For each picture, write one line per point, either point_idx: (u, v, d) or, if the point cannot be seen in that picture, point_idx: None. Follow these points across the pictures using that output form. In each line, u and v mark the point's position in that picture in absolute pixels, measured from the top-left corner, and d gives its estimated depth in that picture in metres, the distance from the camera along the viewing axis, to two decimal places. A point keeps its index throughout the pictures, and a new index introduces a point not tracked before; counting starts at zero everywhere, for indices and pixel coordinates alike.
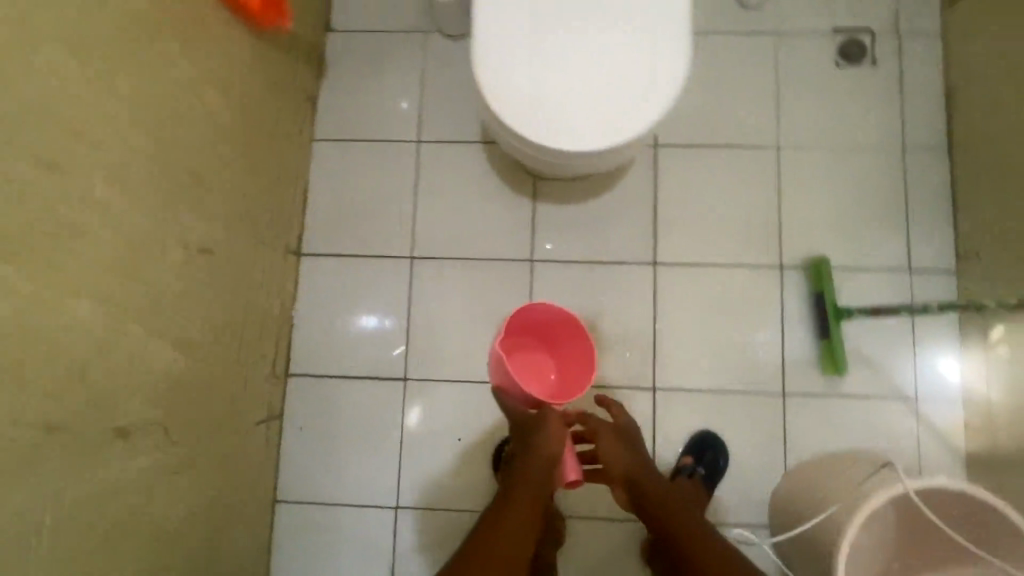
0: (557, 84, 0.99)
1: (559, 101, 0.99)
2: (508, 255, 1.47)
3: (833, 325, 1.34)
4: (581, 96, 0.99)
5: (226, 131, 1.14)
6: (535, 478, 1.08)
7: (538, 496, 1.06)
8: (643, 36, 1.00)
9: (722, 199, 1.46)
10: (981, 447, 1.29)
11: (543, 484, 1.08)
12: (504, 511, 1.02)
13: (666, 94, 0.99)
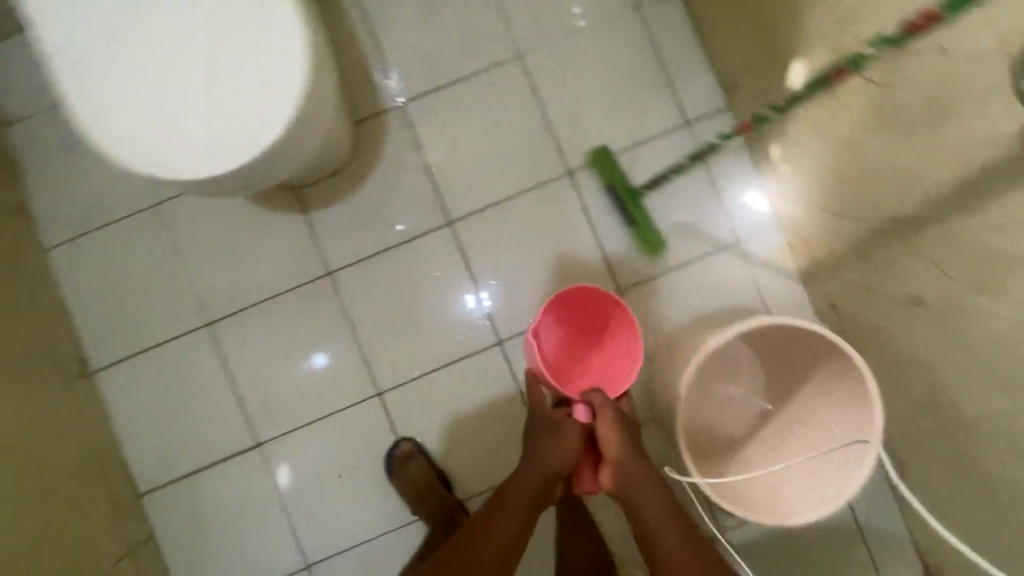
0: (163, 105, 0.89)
1: (172, 126, 0.89)
2: (305, 274, 1.36)
3: (632, 209, 1.32)
4: (196, 114, 0.88)
5: None
6: (528, 488, 1.07)
7: (526, 500, 1.05)
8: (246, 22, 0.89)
9: (486, 131, 1.38)
10: (806, 261, 1.31)
11: (536, 492, 1.06)
12: (487, 520, 1.00)
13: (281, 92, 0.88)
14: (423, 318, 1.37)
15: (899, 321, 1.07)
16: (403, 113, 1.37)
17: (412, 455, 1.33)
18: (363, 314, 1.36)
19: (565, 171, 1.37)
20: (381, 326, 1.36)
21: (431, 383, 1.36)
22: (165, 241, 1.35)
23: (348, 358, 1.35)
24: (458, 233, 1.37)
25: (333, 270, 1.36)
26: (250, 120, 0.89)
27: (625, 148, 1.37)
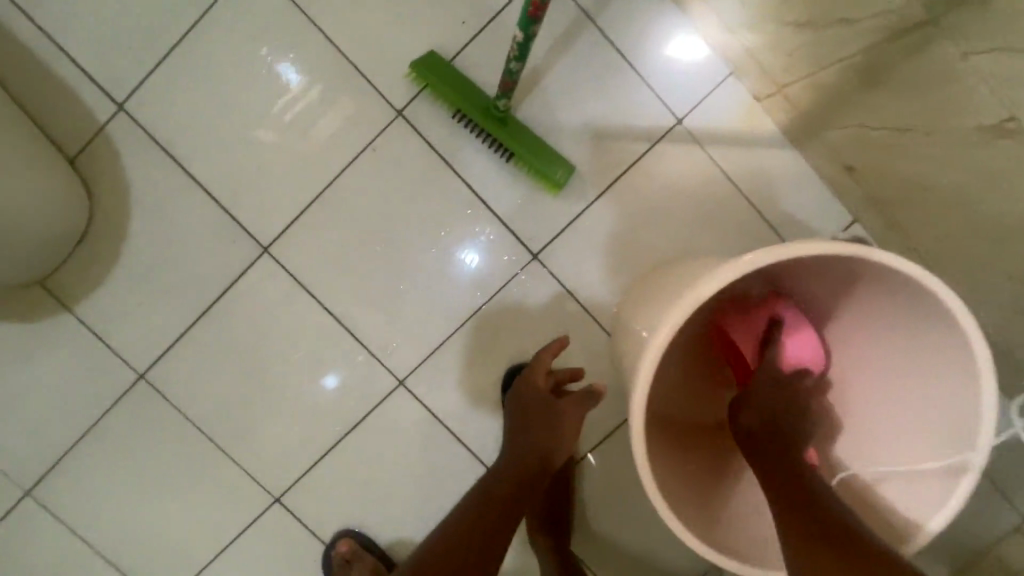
0: None
1: None
2: (116, 388, 0.97)
3: (502, 134, 0.85)
4: None
5: None
6: (489, 495, 0.74)
7: (492, 512, 0.72)
8: None
9: (258, 99, 0.91)
10: (788, 111, 0.83)
11: (500, 495, 0.74)
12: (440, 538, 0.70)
13: None
14: (289, 386, 0.98)
15: (962, 165, 0.61)
16: (132, 119, 0.91)
17: (356, 556, 0.96)
18: (211, 410, 0.98)
19: (395, 113, 0.91)
20: (240, 417, 0.98)
21: (334, 464, 0.99)
22: None
23: (217, 469, 0.99)
24: (283, 258, 0.94)
25: (145, 369, 0.97)
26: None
27: (464, 45, 0.89)
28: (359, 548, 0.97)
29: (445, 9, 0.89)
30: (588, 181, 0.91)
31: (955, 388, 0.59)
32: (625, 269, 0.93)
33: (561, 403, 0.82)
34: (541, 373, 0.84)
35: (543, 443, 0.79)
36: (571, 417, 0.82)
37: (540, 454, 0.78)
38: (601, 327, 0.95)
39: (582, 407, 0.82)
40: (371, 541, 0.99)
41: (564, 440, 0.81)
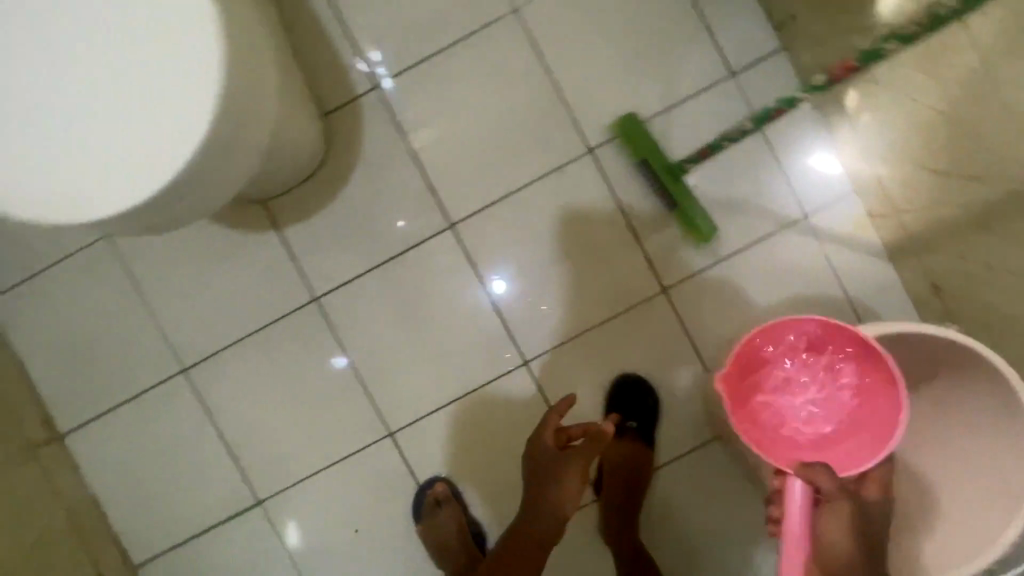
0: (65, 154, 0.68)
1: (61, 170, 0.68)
2: (290, 304, 1.15)
3: (674, 189, 1.06)
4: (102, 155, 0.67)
5: None
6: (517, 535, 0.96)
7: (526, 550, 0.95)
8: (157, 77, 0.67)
9: (479, 107, 1.12)
10: (897, 232, 1.05)
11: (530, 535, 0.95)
12: (509, 543, 0.96)
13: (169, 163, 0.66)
14: (431, 342, 1.16)
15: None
16: (381, 97, 1.12)
17: (445, 500, 1.11)
18: (361, 344, 1.15)
19: (586, 149, 1.11)
20: (383, 356, 1.16)
21: (448, 417, 1.15)
22: (125, 277, 1.15)
23: (350, 394, 1.16)
24: (462, 237, 1.14)
25: (320, 295, 1.15)
26: (143, 132, 0.67)
27: (658, 112, 1.10)
28: (450, 494, 1.13)
29: (652, 78, 1.09)
30: (724, 243, 1.11)
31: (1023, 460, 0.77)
32: (733, 321, 1.12)
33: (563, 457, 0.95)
34: (549, 434, 0.97)
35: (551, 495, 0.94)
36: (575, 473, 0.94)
37: (551, 504, 0.94)
38: (701, 363, 1.13)
39: (592, 454, 0.95)
40: (458, 492, 1.14)
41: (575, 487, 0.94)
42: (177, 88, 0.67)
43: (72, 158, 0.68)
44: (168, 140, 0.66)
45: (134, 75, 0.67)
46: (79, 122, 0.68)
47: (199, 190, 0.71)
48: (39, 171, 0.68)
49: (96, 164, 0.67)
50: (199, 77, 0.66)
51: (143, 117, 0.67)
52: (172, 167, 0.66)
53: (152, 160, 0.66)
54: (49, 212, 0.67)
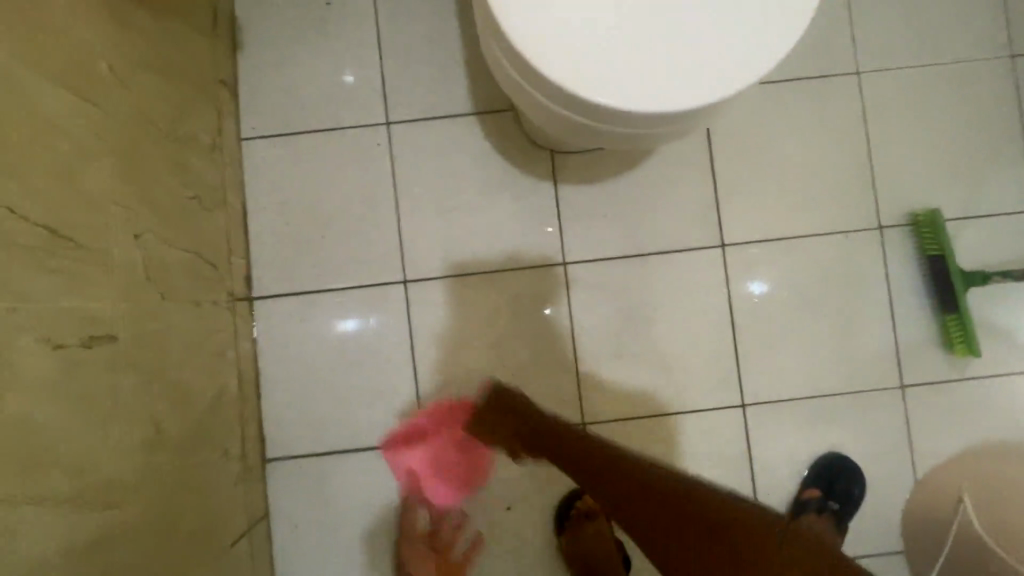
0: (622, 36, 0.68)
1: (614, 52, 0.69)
2: (536, 259, 1.11)
3: (959, 296, 1.05)
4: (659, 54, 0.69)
5: (110, 168, 0.74)
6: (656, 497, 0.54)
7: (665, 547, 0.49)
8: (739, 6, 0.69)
9: (791, 146, 1.12)
10: None
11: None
12: None
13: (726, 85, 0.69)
14: (658, 350, 1.11)
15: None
16: None
17: (594, 514, 1.04)
18: (589, 323, 1.11)
19: (876, 226, 1.11)
20: (606, 345, 1.11)
21: (647, 428, 1.10)
22: (386, 170, 1.11)
23: (558, 370, 1.11)
24: (728, 261, 1.11)
25: (570, 262, 1.11)
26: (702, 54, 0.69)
27: (957, 219, 1.11)
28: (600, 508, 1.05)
29: (958, 187, 1.11)
30: (976, 363, 1.10)
31: None
32: (958, 441, 1.09)
33: (407, 544, 1.07)
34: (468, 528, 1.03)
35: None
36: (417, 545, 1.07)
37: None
38: (913, 472, 1.10)
39: None
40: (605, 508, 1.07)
41: None
42: (752, 29, 0.69)
43: (623, 40, 0.68)
44: (723, 72, 0.69)
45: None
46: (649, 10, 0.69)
47: (679, 129, 0.74)
48: (593, 35, 0.68)
49: (640, 60, 0.68)
50: (774, 32, 0.69)
51: (701, 38, 0.69)
52: (714, 99, 0.69)
53: (701, 83, 0.69)
54: (578, 81, 0.68)
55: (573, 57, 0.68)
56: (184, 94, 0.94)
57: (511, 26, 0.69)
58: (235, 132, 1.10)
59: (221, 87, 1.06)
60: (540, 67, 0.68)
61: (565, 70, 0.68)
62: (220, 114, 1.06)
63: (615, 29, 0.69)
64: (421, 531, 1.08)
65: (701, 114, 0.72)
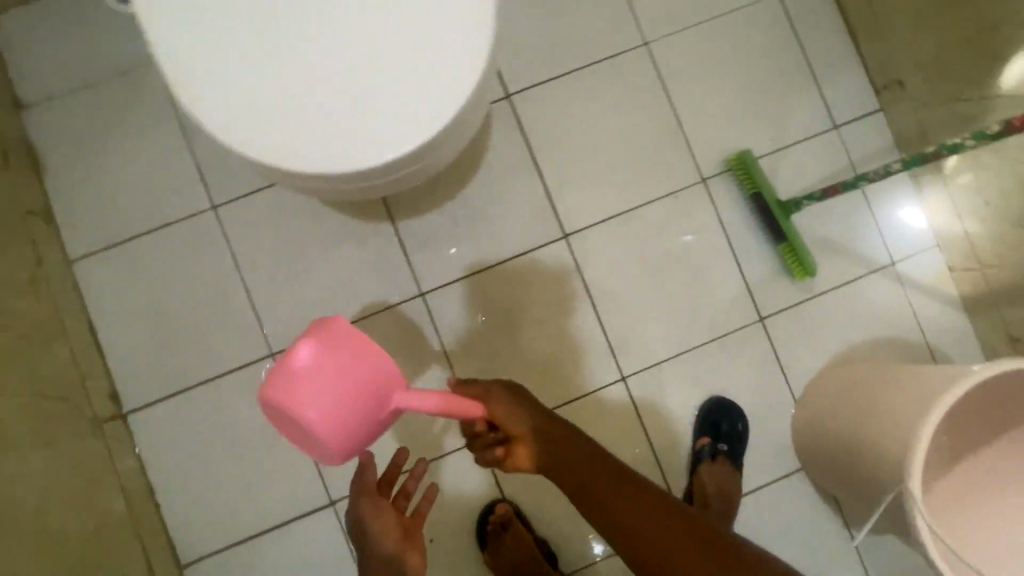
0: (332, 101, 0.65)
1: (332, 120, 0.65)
2: (395, 297, 1.13)
3: (784, 225, 1.13)
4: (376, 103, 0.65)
5: None
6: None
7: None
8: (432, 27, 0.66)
9: (603, 128, 1.18)
10: (979, 285, 1.14)
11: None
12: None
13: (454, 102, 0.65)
14: (532, 349, 1.15)
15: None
16: (511, 107, 1.16)
17: (509, 522, 1.08)
18: (462, 343, 1.14)
19: (700, 178, 1.17)
20: (485, 360, 1.15)
21: None
22: (224, 252, 1.11)
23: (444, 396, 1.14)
24: (573, 249, 1.17)
25: (427, 291, 1.14)
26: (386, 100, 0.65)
27: (767, 154, 1.18)
28: (513, 514, 1.09)
29: (761, 124, 1.19)
30: (818, 281, 1.18)
31: None
32: (822, 355, 1.18)
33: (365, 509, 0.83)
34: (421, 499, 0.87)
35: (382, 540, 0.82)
36: (371, 489, 0.84)
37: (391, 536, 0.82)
38: (790, 394, 1.18)
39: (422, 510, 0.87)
40: (519, 511, 1.11)
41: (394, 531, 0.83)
42: (433, 65, 0.66)
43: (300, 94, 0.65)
44: (408, 117, 0.65)
45: (388, 36, 0.66)
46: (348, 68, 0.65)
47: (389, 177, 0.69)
48: (305, 114, 0.65)
49: (362, 116, 0.65)
50: (456, 66, 0.66)
51: (383, 84, 0.65)
52: (402, 150, 0.65)
53: (391, 131, 0.65)
54: (256, 144, 0.65)
55: (244, 117, 0.65)
56: None
57: (217, 128, 0.65)
58: (59, 256, 1.08)
59: (29, 216, 1.04)
60: (269, 163, 0.65)
61: (293, 160, 0.65)
62: (35, 243, 1.04)
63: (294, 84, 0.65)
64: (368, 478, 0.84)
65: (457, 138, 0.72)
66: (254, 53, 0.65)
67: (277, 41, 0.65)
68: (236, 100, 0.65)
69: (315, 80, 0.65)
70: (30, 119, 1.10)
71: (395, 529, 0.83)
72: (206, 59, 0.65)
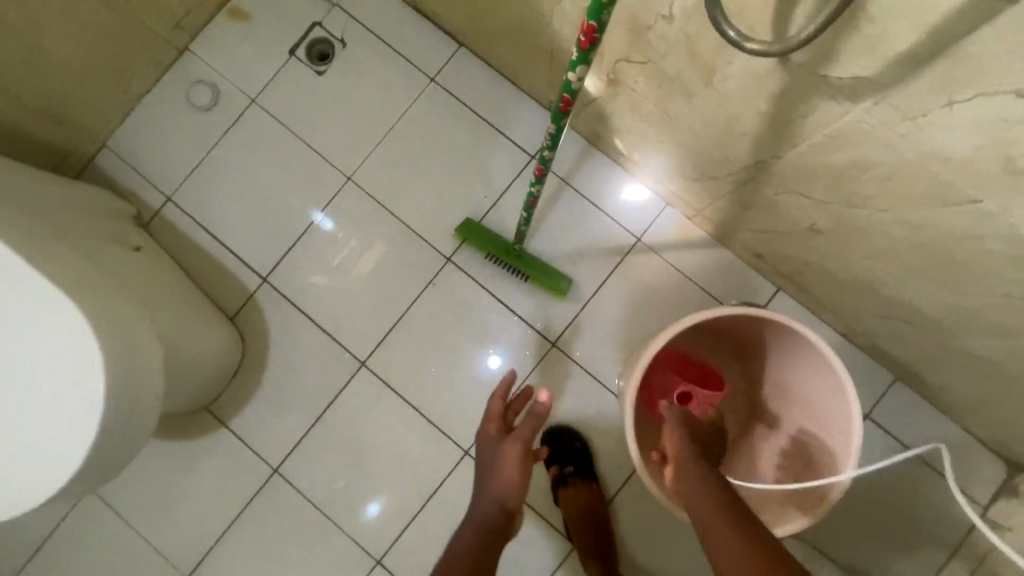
0: (29, 448, 0.84)
1: (36, 461, 0.84)
2: (257, 483, 1.30)
3: (521, 265, 1.26)
4: (54, 431, 0.84)
5: None
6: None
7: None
8: (57, 355, 0.84)
9: (350, 262, 1.34)
10: (711, 223, 1.22)
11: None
12: (496, 510, 0.89)
13: (97, 394, 0.83)
14: (385, 465, 1.30)
15: (819, 250, 0.96)
16: (273, 287, 1.34)
17: None
18: (326, 491, 1.29)
19: (446, 259, 1.32)
20: (351, 495, 1.29)
21: (421, 526, 1.28)
22: (112, 519, 1.30)
23: (334, 543, 1.28)
24: (377, 369, 1.32)
25: (279, 465, 1.30)
26: (35, 441, 0.84)
27: (489, 209, 1.32)
28: None
29: (473, 188, 1.33)
30: (585, 287, 1.29)
31: (831, 382, 0.94)
32: (621, 346, 1.28)
33: (502, 444, 0.94)
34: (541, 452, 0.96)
35: (501, 476, 0.90)
36: (521, 437, 0.92)
37: (511, 484, 0.89)
38: (612, 392, 1.28)
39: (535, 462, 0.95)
40: None
41: (517, 480, 0.90)
42: (66, 405, 0.84)
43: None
44: (62, 451, 0.83)
45: (38, 380, 0.84)
46: (28, 420, 0.84)
47: (72, 495, 0.87)
48: (20, 470, 0.84)
49: (50, 445, 0.84)
50: (80, 373, 0.84)
51: (47, 425, 0.84)
52: (74, 467, 0.83)
53: (65, 445, 0.83)
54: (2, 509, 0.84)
55: None
56: None
57: None
58: None
59: None
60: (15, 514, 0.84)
61: (27, 502, 0.84)
62: None
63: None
64: (526, 423, 0.93)
65: (134, 404, 0.87)
66: None
67: None
68: None
69: (13, 442, 0.84)
70: None
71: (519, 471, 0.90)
72: None
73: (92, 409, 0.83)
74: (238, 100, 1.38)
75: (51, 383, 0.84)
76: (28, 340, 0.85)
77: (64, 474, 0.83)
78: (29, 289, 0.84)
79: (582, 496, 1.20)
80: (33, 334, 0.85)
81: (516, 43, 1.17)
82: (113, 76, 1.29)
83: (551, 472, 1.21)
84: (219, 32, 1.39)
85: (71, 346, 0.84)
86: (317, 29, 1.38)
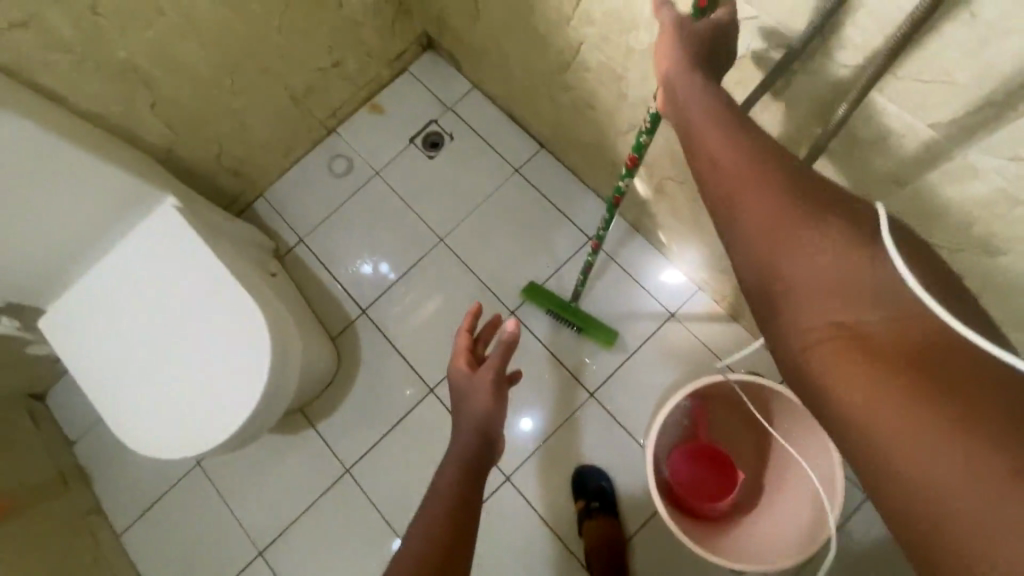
0: (204, 407, 1.13)
1: (207, 418, 1.12)
2: (331, 478, 1.56)
3: (575, 317, 1.53)
4: (224, 397, 1.12)
5: None
6: (905, 371, 0.47)
7: (842, 278, 0.52)
8: (235, 341, 1.15)
9: (433, 305, 1.65)
10: (734, 307, 1.47)
11: (886, 333, 0.49)
12: (478, 446, 0.86)
13: (260, 373, 1.12)
14: None
15: None
16: (369, 318, 1.66)
17: None
18: (387, 493, 1.54)
19: (510, 312, 1.61)
20: (405, 500, 1.53)
21: None
22: (212, 492, 1.58)
23: (386, 541, 1.51)
24: (441, 396, 1.59)
25: (351, 466, 1.56)
26: (206, 406, 1.13)
27: (550, 276, 1.62)
28: None
29: (539, 258, 1.64)
30: (622, 348, 1.54)
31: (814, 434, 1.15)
32: (648, 403, 1.50)
33: (475, 379, 0.91)
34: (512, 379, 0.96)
35: (477, 409, 0.88)
36: (494, 364, 0.91)
37: (490, 414, 0.88)
38: (638, 442, 1.49)
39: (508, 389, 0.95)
40: None
41: (494, 409, 0.89)
42: (234, 392, 1.12)
43: (165, 407, 1.14)
44: (227, 413, 1.11)
45: (217, 357, 1.14)
46: (206, 386, 1.14)
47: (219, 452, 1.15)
48: (195, 422, 1.12)
49: (219, 406, 1.12)
50: (250, 355, 1.13)
51: (220, 391, 1.13)
52: (234, 426, 1.11)
53: (231, 408, 1.11)
54: (177, 451, 1.12)
55: (156, 445, 1.13)
56: (60, 549, 1.44)
57: (156, 454, 1.13)
58: (111, 534, 1.57)
59: (90, 515, 1.57)
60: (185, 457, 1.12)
61: (196, 448, 1.11)
62: (94, 533, 1.54)
63: (180, 406, 1.14)
64: (498, 350, 0.92)
65: (277, 388, 1.16)
66: (161, 408, 1.14)
67: (166, 395, 1.14)
68: (157, 439, 1.13)
69: (193, 402, 1.13)
70: (79, 450, 1.66)
71: (495, 399, 0.89)
72: (131, 429, 1.14)
73: (254, 384, 1.12)
74: (365, 172, 1.78)
75: (226, 361, 1.14)
76: (215, 328, 1.16)
77: (226, 430, 1.11)
78: (222, 292, 1.17)
79: (604, 529, 1.39)
80: (219, 324, 1.15)
81: (587, 153, 1.51)
82: (280, 147, 1.72)
83: (578, 504, 1.41)
84: (358, 120, 1.82)
85: (246, 335, 1.14)
86: (433, 125, 1.79)
